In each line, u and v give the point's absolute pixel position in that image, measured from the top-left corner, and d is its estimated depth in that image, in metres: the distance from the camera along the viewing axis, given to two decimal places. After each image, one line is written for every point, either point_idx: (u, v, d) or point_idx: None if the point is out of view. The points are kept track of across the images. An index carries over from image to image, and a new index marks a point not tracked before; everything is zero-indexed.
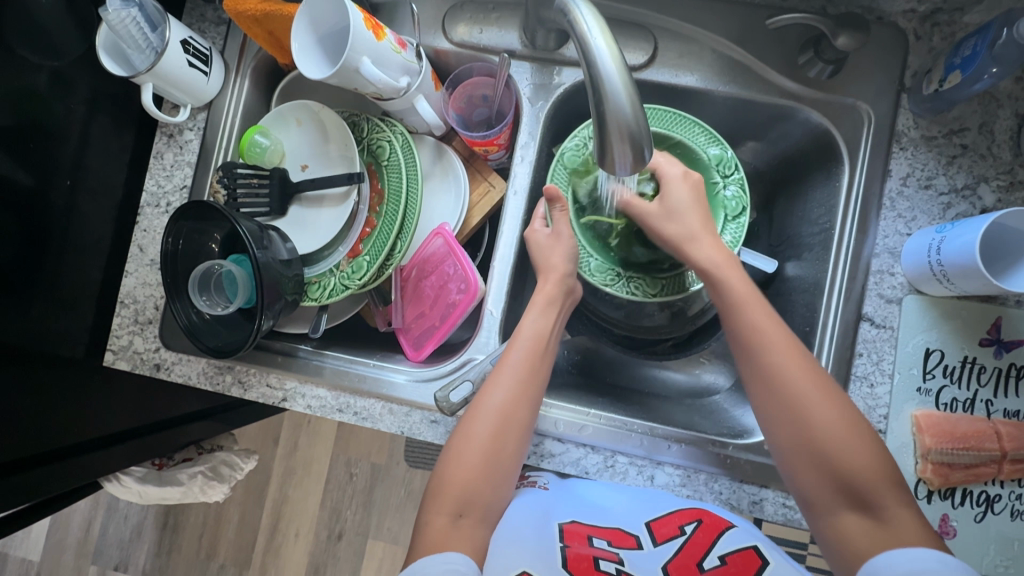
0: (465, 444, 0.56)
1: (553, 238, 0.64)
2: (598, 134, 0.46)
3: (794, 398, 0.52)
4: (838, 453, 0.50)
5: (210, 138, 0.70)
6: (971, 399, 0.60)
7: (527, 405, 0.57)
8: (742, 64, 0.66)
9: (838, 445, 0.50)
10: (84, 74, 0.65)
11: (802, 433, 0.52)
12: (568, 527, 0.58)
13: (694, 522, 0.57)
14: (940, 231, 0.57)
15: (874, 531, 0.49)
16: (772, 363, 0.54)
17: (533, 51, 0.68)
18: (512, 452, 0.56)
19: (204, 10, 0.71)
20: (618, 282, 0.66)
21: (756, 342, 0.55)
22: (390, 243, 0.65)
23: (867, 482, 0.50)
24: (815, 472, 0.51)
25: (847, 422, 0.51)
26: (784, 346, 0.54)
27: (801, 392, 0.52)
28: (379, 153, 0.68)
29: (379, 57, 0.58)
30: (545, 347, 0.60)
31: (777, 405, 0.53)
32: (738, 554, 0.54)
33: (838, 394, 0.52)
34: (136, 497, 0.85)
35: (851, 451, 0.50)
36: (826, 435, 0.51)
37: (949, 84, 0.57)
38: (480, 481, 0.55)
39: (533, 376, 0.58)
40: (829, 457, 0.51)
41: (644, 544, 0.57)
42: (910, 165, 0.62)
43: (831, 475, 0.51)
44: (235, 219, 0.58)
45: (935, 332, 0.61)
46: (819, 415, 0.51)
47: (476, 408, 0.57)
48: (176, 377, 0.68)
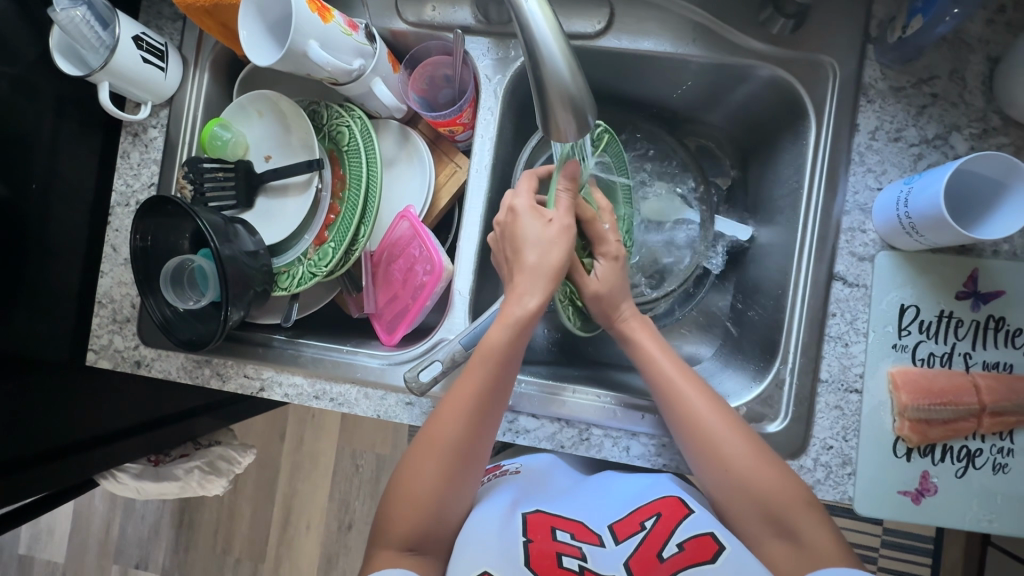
0: (415, 479, 0.55)
1: (509, 217, 0.61)
2: (540, 103, 0.46)
3: (711, 444, 0.54)
4: (754, 488, 0.53)
5: (174, 134, 0.70)
6: (949, 352, 0.59)
7: (478, 440, 0.56)
8: (702, 25, 0.64)
9: (755, 481, 0.53)
10: (43, 78, 0.65)
11: (717, 464, 0.54)
12: (532, 518, 0.58)
13: (654, 516, 0.57)
14: (909, 182, 0.55)
15: (798, 555, 0.51)
16: (680, 400, 0.56)
17: (488, 27, 0.67)
18: (459, 490, 0.56)
19: (160, 7, 0.70)
20: (564, 303, 0.69)
21: (673, 394, 0.57)
22: (354, 228, 0.65)
23: (787, 511, 0.52)
24: (731, 498, 0.54)
25: (761, 459, 0.54)
26: (698, 396, 0.56)
27: (708, 425, 0.55)
28: (339, 139, 0.68)
29: (328, 40, 0.57)
30: (513, 356, 0.56)
31: (696, 452, 0.55)
32: (695, 539, 0.53)
33: (741, 425, 0.55)
34: (135, 493, 0.86)
35: (771, 487, 0.53)
36: (734, 461, 0.54)
37: (912, 30, 0.55)
38: (423, 521, 0.54)
39: (490, 399, 0.56)
40: (754, 497, 0.53)
41: (606, 542, 0.56)
42: (878, 117, 0.60)
43: (750, 502, 0.53)
44: (197, 213, 0.59)
45: (909, 287, 0.59)
46: (726, 446, 0.54)
47: (429, 436, 0.55)
48: (156, 373, 0.69)
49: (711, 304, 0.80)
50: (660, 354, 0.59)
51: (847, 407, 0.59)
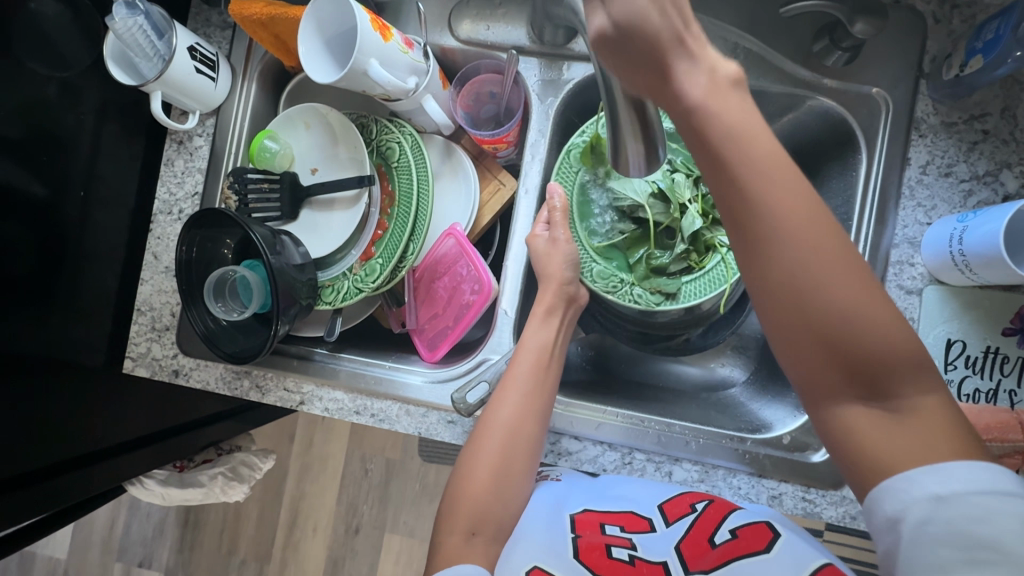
0: (476, 459, 0.56)
1: (551, 244, 0.63)
2: (611, 132, 0.46)
3: (799, 287, 0.38)
4: (864, 335, 0.38)
5: (220, 144, 0.70)
6: (994, 389, 0.59)
7: (536, 418, 0.58)
8: (755, 52, 0.64)
9: (870, 325, 0.38)
10: (92, 84, 0.64)
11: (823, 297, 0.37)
12: (580, 517, 0.57)
13: (704, 501, 0.56)
14: (962, 220, 0.56)
15: (891, 426, 0.38)
16: (778, 223, 0.37)
17: (541, 47, 0.67)
18: (522, 464, 0.57)
19: (209, 15, 0.70)
20: (620, 289, 0.66)
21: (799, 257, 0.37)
22: (402, 245, 0.65)
23: (895, 372, 0.38)
24: (820, 355, 0.39)
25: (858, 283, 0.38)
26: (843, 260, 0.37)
27: (783, 252, 0.37)
28: (388, 154, 0.67)
29: (386, 58, 0.57)
30: (550, 356, 0.60)
31: (801, 331, 0.39)
32: (750, 527, 0.52)
33: (854, 261, 0.38)
34: (160, 499, 0.86)
35: (890, 329, 0.38)
36: (840, 295, 0.38)
37: (970, 69, 0.56)
38: (492, 498, 0.55)
39: (535, 384, 0.58)
40: (860, 348, 0.38)
41: (657, 526, 0.55)
42: (929, 152, 0.61)
43: (846, 363, 0.38)
44: (248, 225, 0.59)
45: (956, 322, 0.60)
46: (832, 283, 0.38)
47: (485, 423, 0.58)
48: (195, 383, 0.69)
49: (747, 326, 0.80)
50: (813, 246, 0.38)
51: None
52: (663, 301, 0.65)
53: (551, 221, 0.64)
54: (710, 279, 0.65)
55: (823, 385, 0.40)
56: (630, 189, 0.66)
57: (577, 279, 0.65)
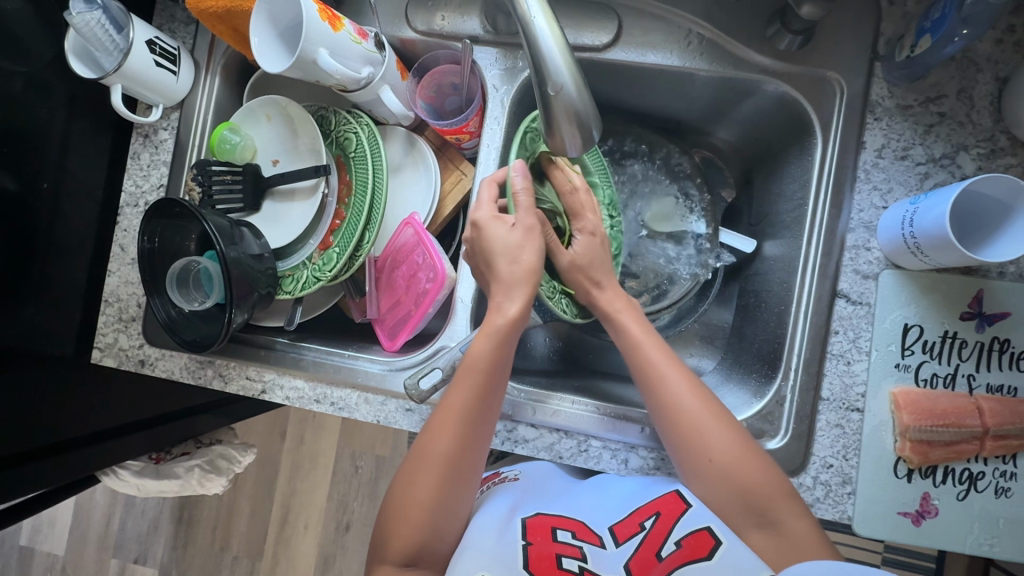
0: (407, 497, 0.54)
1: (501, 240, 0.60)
2: (544, 118, 0.46)
3: (691, 425, 0.54)
4: (739, 480, 0.53)
5: (184, 136, 0.71)
6: (952, 373, 0.58)
7: (472, 451, 0.55)
8: (710, 39, 0.64)
9: (743, 477, 0.52)
10: (57, 79, 0.66)
11: (705, 461, 0.54)
12: (532, 521, 0.57)
13: (653, 515, 0.55)
14: (914, 202, 0.55)
15: (776, 543, 0.51)
16: (665, 388, 0.56)
17: (496, 37, 0.67)
18: (457, 499, 0.55)
19: (173, 11, 0.71)
20: (556, 296, 0.66)
21: (659, 379, 0.56)
22: (358, 233, 0.65)
23: (769, 500, 0.52)
24: (719, 493, 0.54)
25: (745, 446, 0.54)
26: (681, 377, 0.56)
27: (694, 413, 0.55)
28: (346, 145, 0.68)
29: (338, 48, 0.58)
30: (495, 379, 0.56)
31: (670, 422, 0.55)
32: (693, 536, 0.52)
33: (727, 417, 0.55)
34: (135, 490, 0.87)
35: (754, 478, 0.52)
36: (718, 455, 0.53)
37: (920, 49, 0.55)
38: (426, 536, 0.53)
39: (476, 415, 0.55)
40: (740, 490, 0.52)
41: (607, 544, 0.56)
42: (885, 135, 0.60)
43: (739, 500, 0.53)
44: (203, 215, 0.59)
45: (913, 306, 0.59)
46: (711, 432, 0.54)
47: (417, 459, 0.55)
48: (160, 373, 0.70)
49: (714, 315, 0.80)
50: (687, 396, 0.55)
51: (847, 426, 0.59)
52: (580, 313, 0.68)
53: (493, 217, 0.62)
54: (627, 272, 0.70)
55: (711, 455, 0.53)
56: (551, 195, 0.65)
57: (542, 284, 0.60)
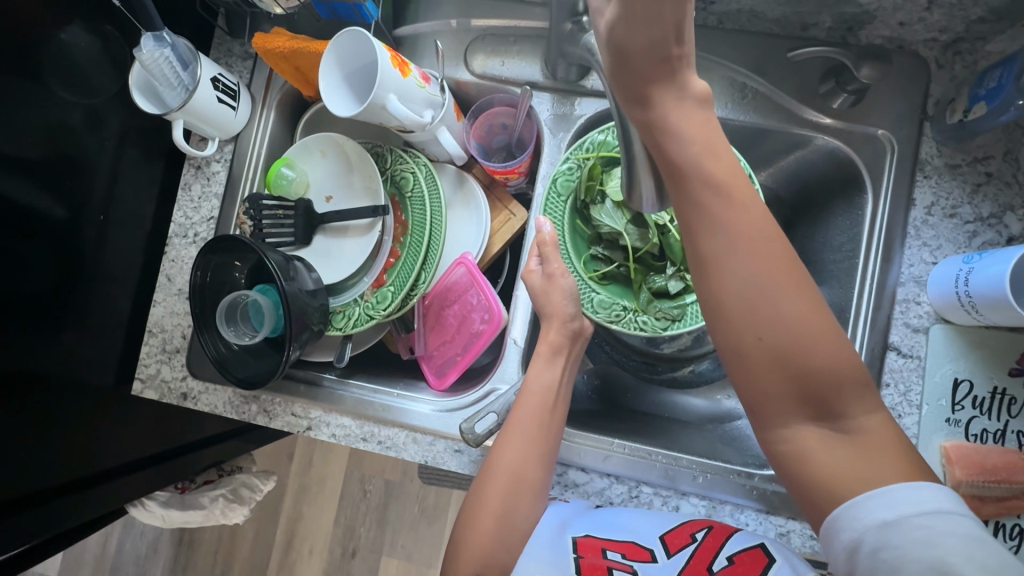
0: (479, 508, 0.56)
1: (547, 280, 0.63)
2: (625, 171, 0.46)
3: (744, 291, 0.42)
4: (807, 361, 0.42)
5: (237, 169, 0.71)
6: (1001, 429, 0.59)
7: (539, 463, 0.57)
8: (762, 93, 0.66)
9: (809, 351, 0.42)
10: (115, 110, 0.66)
11: (759, 340, 0.42)
12: (582, 540, 0.55)
13: (704, 529, 0.57)
14: (968, 261, 0.56)
15: (832, 440, 0.43)
16: (713, 239, 0.43)
17: (554, 83, 0.69)
18: (525, 512, 0.56)
19: (231, 45, 0.72)
20: (625, 318, 0.63)
21: (710, 218, 0.43)
22: (414, 273, 0.66)
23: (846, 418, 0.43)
24: (774, 374, 0.43)
25: (783, 253, 0.43)
26: (747, 242, 0.42)
27: (743, 260, 0.42)
28: (402, 184, 0.69)
29: (405, 93, 0.59)
30: (557, 398, 0.60)
31: (713, 300, 0.43)
32: (746, 553, 0.53)
33: (797, 273, 0.43)
34: (160, 521, 0.85)
35: (823, 353, 0.42)
36: (780, 319, 0.42)
37: (974, 114, 0.57)
38: (498, 545, 0.55)
39: (540, 425, 0.58)
40: (805, 373, 0.42)
41: (659, 557, 0.54)
42: (934, 193, 0.62)
43: (797, 386, 0.42)
44: (263, 251, 0.59)
45: (963, 361, 0.60)
46: (777, 304, 0.42)
47: (487, 471, 0.57)
48: (203, 407, 0.69)
49: None
50: (749, 244, 0.42)
51: None
52: (670, 326, 0.62)
53: (543, 254, 0.63)
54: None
55: (772, 346, 0.42)
56: (607, 218, 0.65)
57: (579, 313, 0.63)
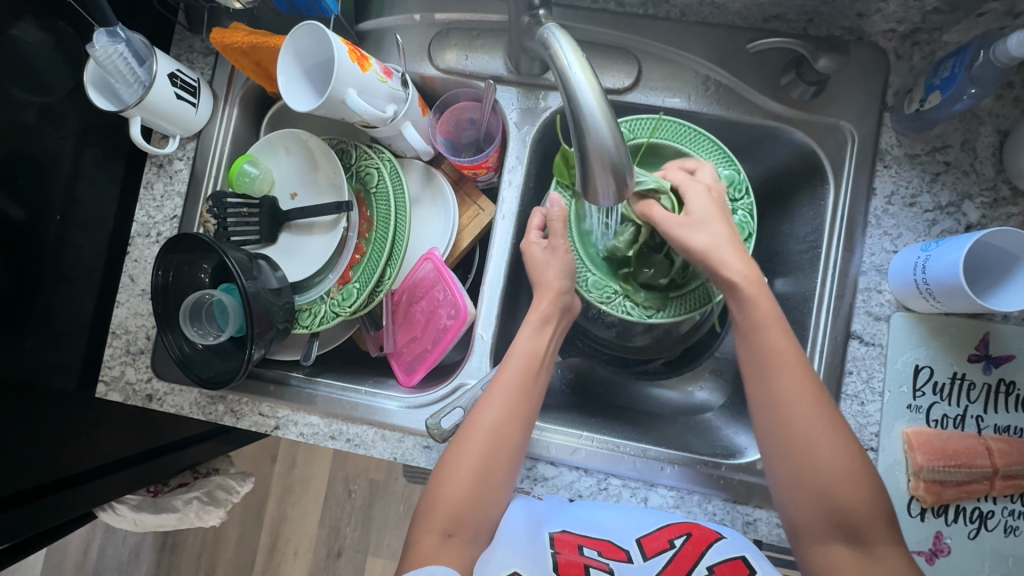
0: (455, 465, 0.56)
1: (547, 252, 0.64)
2: (580, 166, 0.46)
3: (805, 438, 0.52)
4: (838, 497, 0.51)
5: (199, 167, 0.70)
6: (962, 415, 0.60)
7: (519, 425, 0.58)
8: (725, 85, 0.66)
9: (837, 493, 0.51)
10: (72, 108, 0.65)
11: (811, 477, 0.52)
12: (559, 536, 0.56)
13: (683, 535, 0.56)
14: (926, 249, 0.57)
15: (861, 561, 0.50)
16: (778, 387, 0.53)
17: (518, 77, 0.68)
18: (502, 473, 0.57)
19: (192, 41, 0.71)
20: (614, 300, 0.64)
21: (760, 354, 0.55)
22: (379, 269, 0.65)
23: (863, 521, 0.51)
24: (810, 505, 0.52)
25: (834, 431, 0.52)
26: (805, 392, 0.53)
27: (802, 417, 0.52)
28: (367, 180, 0.68)
29: (365, 87, 0.58)
30: (539, 365, 0.61)
31: (782, 445, 0.53)
32: (727, 563, 0.53)
33: (843, 430, 0.53)
34: (132, 526, 0.84)
35: (858, 500, 0.51)
36: (826, 465, 0.51)
37: (930, 104, 0.58)
38: (471, 502, 0.56)
39: (522, 390, 0.58)
40: (836, 506, 0.51)
41: (635, 558, 0.55)
42: (894, 182, 0.63)
43: (832, 520, 0.51)
44: (223, 249, 0.59)
45: (924, 348, 0.61)
46: (820, 446, 0.52)
47: (467, 430, 0.57)
48: (169, 408, 0.68)
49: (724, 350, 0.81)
50: (808, 395, 0.53)
51: None
52: (656, 313, 0.63)
53: (547, 229, 0.65)
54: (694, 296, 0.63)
55: (838, 485, 0.51)
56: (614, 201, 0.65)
57: (573, 288, 0.64)
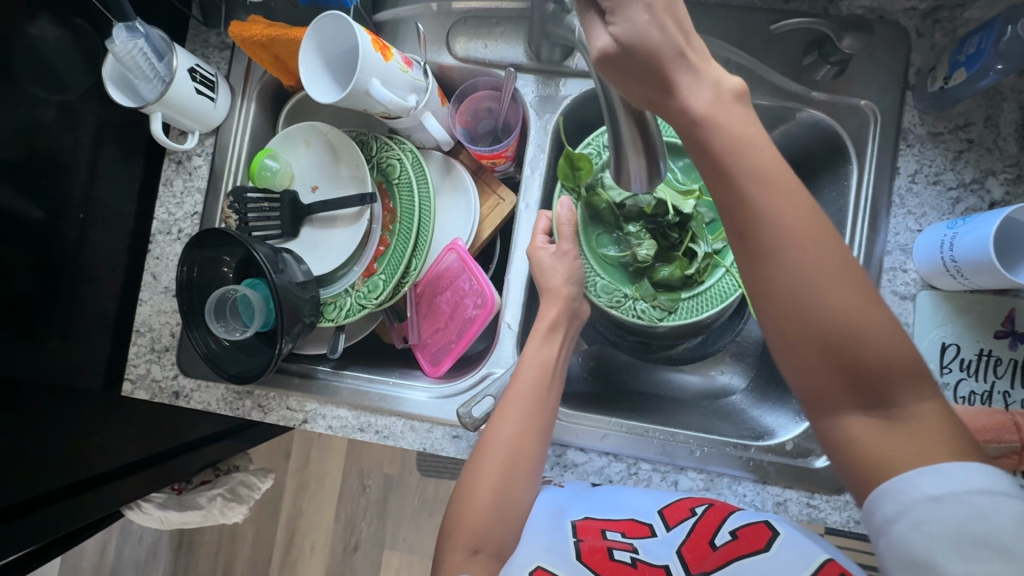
0: (474, 480, 0.56)
1: (556, 257, 0.63)
2: (613, 150, 0.46)
3: (809, 315, 0.39)
4: (855, 336, 0.38)
5: (219, 163, 0.70)
6: (988, 391, 0.61)
7: (535, 437, 0.57)
8: (746, 68, 0.66)
9: (856, 336, 0.39)
10: (90, 105, 0.64)
11: (811, 317, 0.39)
12: (581, 523, 0.56)
13: (704, 505, 0.57)
14: (952, 227, 0.57)
15: (884, 433, 0.39)
16: (784, 253, 0.39)
17: (537, 64, 0.68)
18: (522, 488, 0.56)
19: (207, 36, 0.71)
20: (625, 304, 0.67)
21: (762, 229, 0.39)
22: (405, 261, 0.65)
23: (894, 374, 0.39)
24: (817, 363, 0.40)
25: (855, 283, 0.39)
26: (825, 258, 0.39)
27: (819, 290, 0.39)
28: (389, 171, 0.68)
29: (387, 78, 0.58)
30: (553, 376, 0.60)
31: (782, 324, 0.40)
32: (749, 527, 0.54)
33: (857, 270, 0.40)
34: (157, 523, 0.84)
35: (876, 336, 0.39)
36: (836, 306, 0.39)
37: (954, 81, 0.58)
38: (496, 519, 0.54)
39: (534, 403, 0.58)
40: (849, 352, 0.39)
41: (658, 531, 0.55)
42: (917, 161, 0.63)
43: (840, 366, 0.39)
44: (251, 244, 0.58)
45: (950, 326, 0.61)
46: (847, 304, 0.39)
47: (484, 445, 0.57)
48: (196, 405, 0.68)
49: (745, 334, 0.82)
50: (805, 239, 0.39)
51: None
52: (665, 316, 0.66)
53: (555, 233, 0.64)
54: (708, 297, 0.66)
55: (864, 323, 0.39)
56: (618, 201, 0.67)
57: (580, 295, 0.64)
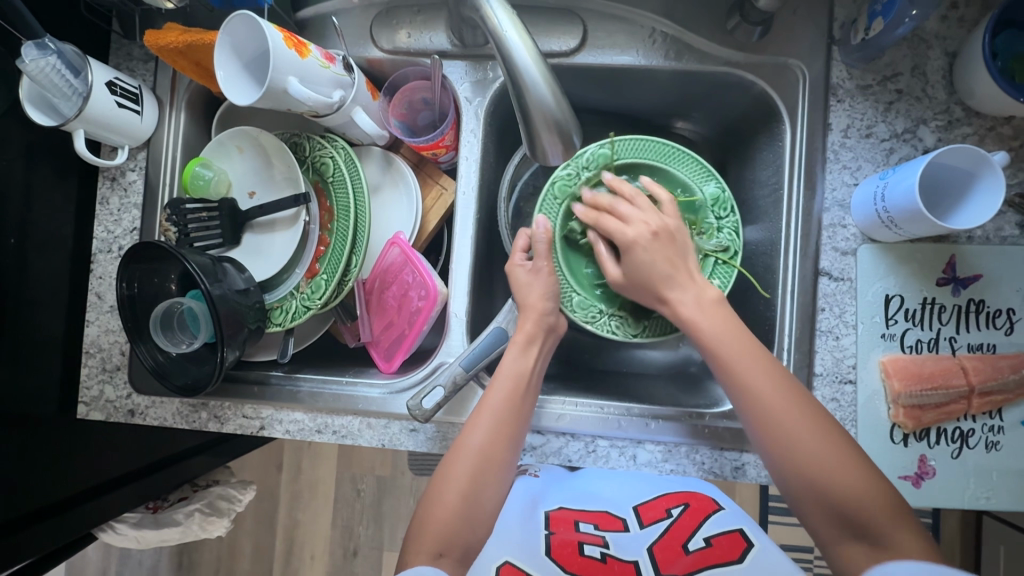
0: (445, 484, 0.56)
1: (532, 273, 0.64)
2: (525, 128, 0.46)
3: (795, 452, 0.52)
4: (843, 501, 0.50)
5: (153, 176, 0.71)
6: (935, 337, 0.61)
7: (506, 444, 0.57)
8: (672, 36, 0.66)
9: (852, 503, 0.50)
10: (13, 127, 0.62)
11: (812, 490, 0.51)
12: (556, 513, 0.64)
13: (682, 505, 0.62)
14: (883, 177, 0.57)
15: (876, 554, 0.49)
16: (760, 403, 0.53)
17: (463, 50, 0.67)
18: (492, 491, 0.56)
19: (130, 49, 0.70)
20: (599, 319, 0.66)
21: (742, 384, 0.53)
22: (344, 258, 0.65)
23: (876, 519, 0.50)
24: (815, 507, 0.52)
25: (835, 452, 0.51)
26: (777, 392, 0.52)
27: (790, 421, 0.52)
28: (323, 170, 0.67)
29: (306, 74, 0.57)
30: (527, 385, 0.59)
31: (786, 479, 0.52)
32: (724, 535, 0.60)
33: (827, 425, 0.52)
34: (134, 543, 0.83)
35: (855, 489, 0.50)
36: (831, 482, 0.51)
37: (874, 31, 0.58)
38: (461, 521, 0.55)
39: (512, 413, 0.57)
40: (843, 511, 0.51)
41: (631, 526, 0.63)
42: (848, 116, 0.62)
43: (839, 520, 0.51)
44: (183, 255, 0.57)
45: (892, 277, 0.61)
46: (834, 476, 0.51)
47: (454, 452, 0.57)
48: (151, 421, 0.69)
49: None
50: (807, 429, 0.52)
51: (842, 398, 0.61)
52: (637, 332, 0.65)
53: (533, 251, 0.65)
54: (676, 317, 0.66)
55: (845, 487, 0.51)
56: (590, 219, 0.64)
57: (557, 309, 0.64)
